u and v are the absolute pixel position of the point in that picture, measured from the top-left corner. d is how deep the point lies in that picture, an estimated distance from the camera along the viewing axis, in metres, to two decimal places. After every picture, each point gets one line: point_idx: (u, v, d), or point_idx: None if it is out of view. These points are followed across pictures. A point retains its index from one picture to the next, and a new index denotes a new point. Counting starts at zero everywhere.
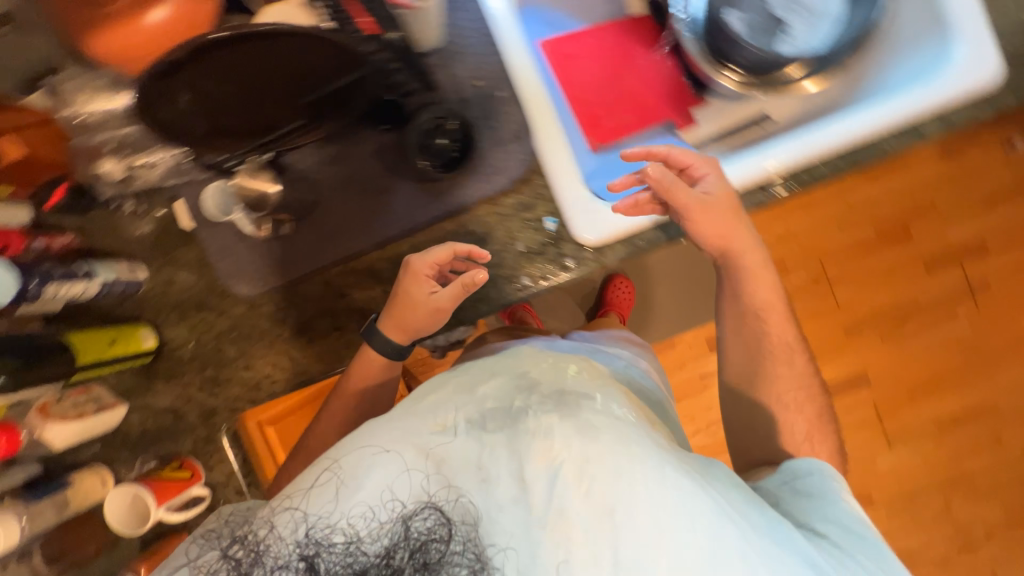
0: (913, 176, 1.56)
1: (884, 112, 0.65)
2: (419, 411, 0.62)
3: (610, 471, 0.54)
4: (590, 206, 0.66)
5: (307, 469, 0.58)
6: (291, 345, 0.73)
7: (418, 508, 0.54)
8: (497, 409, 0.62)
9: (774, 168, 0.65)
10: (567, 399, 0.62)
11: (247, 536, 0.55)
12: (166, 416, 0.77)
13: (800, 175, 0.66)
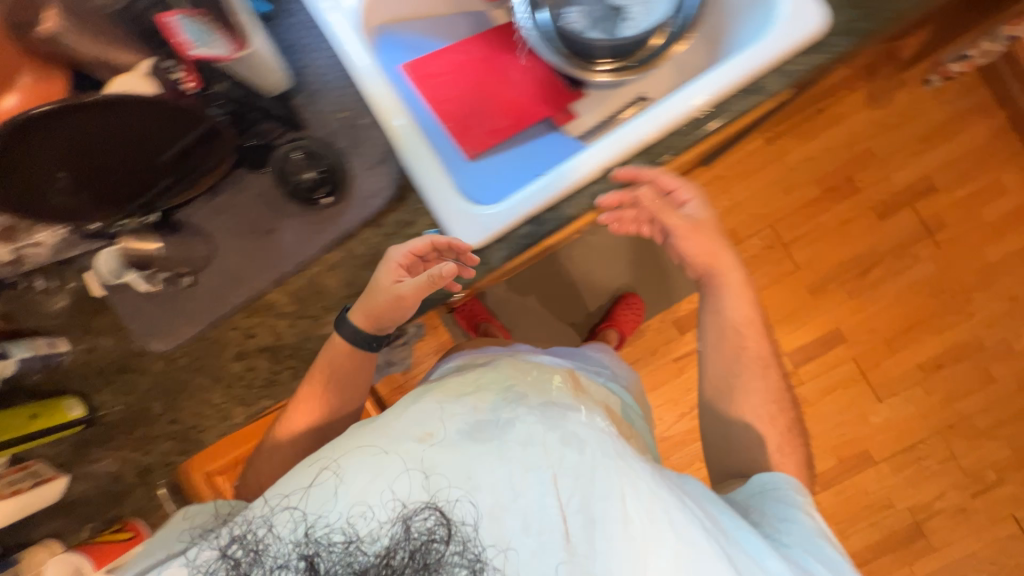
0: (847, 129, 1.57)
1: (719, 74, 0.65)
2: (417, 410, 0.59)
3: (610, 480, 0.54)
4: (465, 212, 0.68)
5: (305, 467, 0.56)
6: (211, 393, 0.76)
7: (418, 508, 0.51)
8: (496, 414, 0.59)
9: (624, 148, 0.67)
10: (564, 410, 0.61)
11: (247, 535, 0.53)
12: (105, 482, 0.79)
13: (651, 150, 0.67)
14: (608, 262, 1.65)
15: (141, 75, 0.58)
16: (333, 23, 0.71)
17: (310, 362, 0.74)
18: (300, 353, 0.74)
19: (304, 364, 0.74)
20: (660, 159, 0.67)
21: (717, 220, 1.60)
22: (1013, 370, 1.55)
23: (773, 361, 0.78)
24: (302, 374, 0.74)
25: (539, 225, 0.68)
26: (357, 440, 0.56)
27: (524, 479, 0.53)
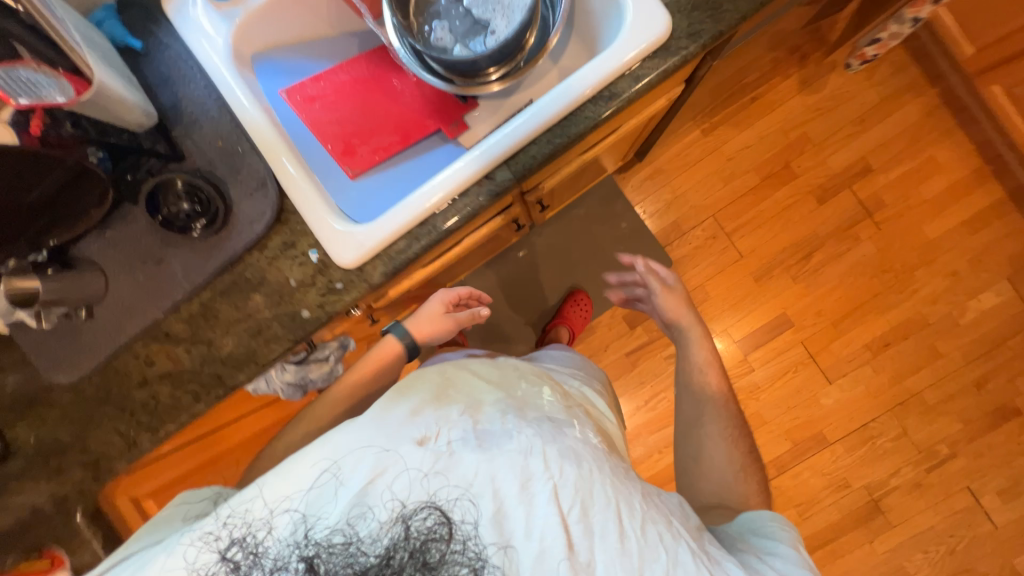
0: (782, 115, 1.58)
1: (573, 82, 0.68)
2: (413, 417, 0.59)
3: (604, 499, 0.56)
4: (341, 232, 0.70)
5: (303, 466, 0.57)
6: (117, 420, 0.77)
7: (418, 508, 0.54)
8: (496, 424, 0.60)
9: (489, 158, 0.68)
10: (559, 427, 0.63)
11: (247, 538, 0.55)
12: (20, 514, 0.79)
13: (516, 159, 0.69)
14: (556, 262, 1.67)
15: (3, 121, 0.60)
16: (207, 58, 0.75)
17: (208, 385, 0.75)
18: (199, 376, 0.75)
19: (203, 387, 0.75)
20: (524, 167, 0.69)
21: (659, 213, 1.63)
22: (959, 344, 1.56)
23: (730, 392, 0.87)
24: (202, 398, 0.76)
25: (414, 240, 0.70)
26: (360, 438, 0.57)
27: (521, 498, 0.55)
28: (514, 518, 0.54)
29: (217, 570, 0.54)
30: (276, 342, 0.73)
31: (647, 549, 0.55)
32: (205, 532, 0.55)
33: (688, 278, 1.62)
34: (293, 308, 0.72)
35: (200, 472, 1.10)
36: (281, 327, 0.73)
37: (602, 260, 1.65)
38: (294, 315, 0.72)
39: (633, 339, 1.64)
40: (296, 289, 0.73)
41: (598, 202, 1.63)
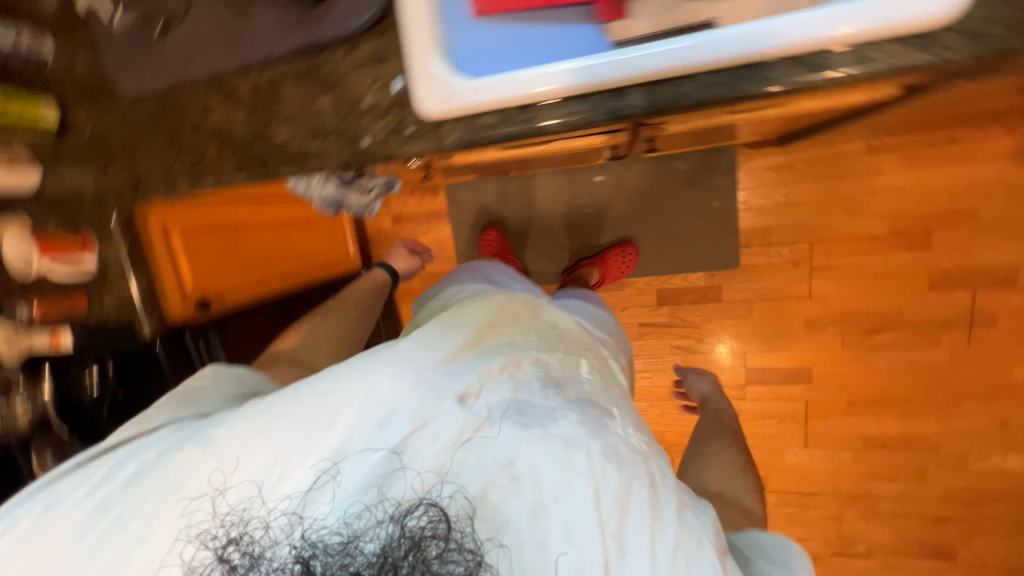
0: (968, 174, 1.29)
1: (790, 26, 0.51)
2: (441, 378, 0.63)
3: (628, 494, 0.59)
4: (435, 76, 0.60)
5: (298, 468, 0.59)
6: (164, 151, 0.78)
7: (414, 505, 0.56)
8: (526, 402, 0.64)
9: (633, 73, 0.55)
10: (594, 415, 0.66)
11: (243, 537, 0.58)
12: (70, 191, 0.86)
13: (663, 89, 0.55)
14: (625, 205, 1.55)
15: None
16: None
17: (252, 163, 0.73)
18: (246, 150, 0.73)
19: (246, 162, 0.73)
20: (663, 101, 0.55)
21: (759, 211, 1.44)
22: (950, 480, 1.50)
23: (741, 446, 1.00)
24: (243, 172, 0.74)
25: (505, 123, 0.61)
26: (372, 419, 0.60)
27: (547, 484, 0.58)
28: (544, 504, 0.57)
29: (214, 569, 0.57)
30: (326, 155, 0.69)
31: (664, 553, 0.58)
32: (203, 530, 0.58)
33: (742, 288, 1.50)
34: (355, 131, 0.67)
35: (232, 230, 1.15)
36: (338, 143, 0.68)
37: (671, 227, 1.52)
38: (353, 139, 0.67)
39: (652, 314, 1.59)
40: (365, 112, 0.66)
41: (704, 167, 1.44)
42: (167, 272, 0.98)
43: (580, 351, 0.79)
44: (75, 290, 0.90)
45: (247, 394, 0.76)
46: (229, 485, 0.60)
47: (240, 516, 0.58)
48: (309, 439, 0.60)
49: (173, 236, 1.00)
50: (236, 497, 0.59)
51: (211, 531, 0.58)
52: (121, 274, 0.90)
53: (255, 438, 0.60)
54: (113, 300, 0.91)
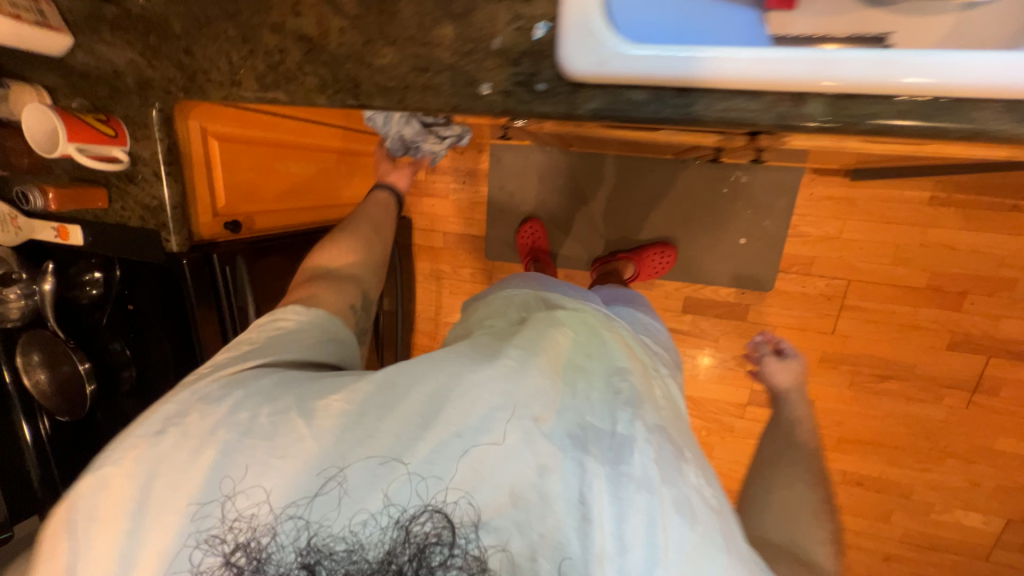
0: (1022, 246, 1.28)
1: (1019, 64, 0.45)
2: (502, 391, 0.57)
3: (692, 556, 0.52)
4: (591, 29, 0.52)
5: (305, 475, 0.55)
6: (232, 46, 0.67)
7: (419, 514, 0.53)
8: (591, 431, 0.57)
9: (823, 79, 0.48)
10: (665, 455, 0.57)
11: (250, 544, 0.54)
12: (107, 69, 0.74)
13: (850, 105, 0.49)
14: (674, 205, 1.49)
15: None
16: None
17: (340, 83, 0.64)
18: (336, 69, 0.63)
19: (334, 82, 0.64)
20: (846, 120, 0.49)
21: (806, 239, 1.42)
22: (912, 526, 1.59)
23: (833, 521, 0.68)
24: (326, 92, 0.64)
25: (656, 103, 0.54)
26: (436, 425, 0.56)
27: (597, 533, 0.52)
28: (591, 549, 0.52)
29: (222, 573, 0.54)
30: (434, 94, 0.60)
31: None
32: (210, 536, 0.54)
33: (768, 311, 1.50)
34: (475, 75, 0.58)
35: (273, 148, 1.04)
36: (450, 83, 0.59)
37: (715, 237, 1.48)
38: (471, 83, 0.59)
39: (674, 320, 1.58)
40: (493, 54, 0.57)
41: (764, 183, 1.40)
42: (201, 181, 0.86)
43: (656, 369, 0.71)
44: (99, 183, 0.80)
45: (322, 338, 0.72)
46: (236, 492, 0.55)
47: (245, 522, 0.54)
48: (338, 437, 0.56)
49: (211, 142, 0.87)
50: (243, 503, 0.55)
51: (218, 533, 0.54)
52: (157, 177, 0.78)
53: (263, 446, 0.56)
54: (138, 204, 0.80)
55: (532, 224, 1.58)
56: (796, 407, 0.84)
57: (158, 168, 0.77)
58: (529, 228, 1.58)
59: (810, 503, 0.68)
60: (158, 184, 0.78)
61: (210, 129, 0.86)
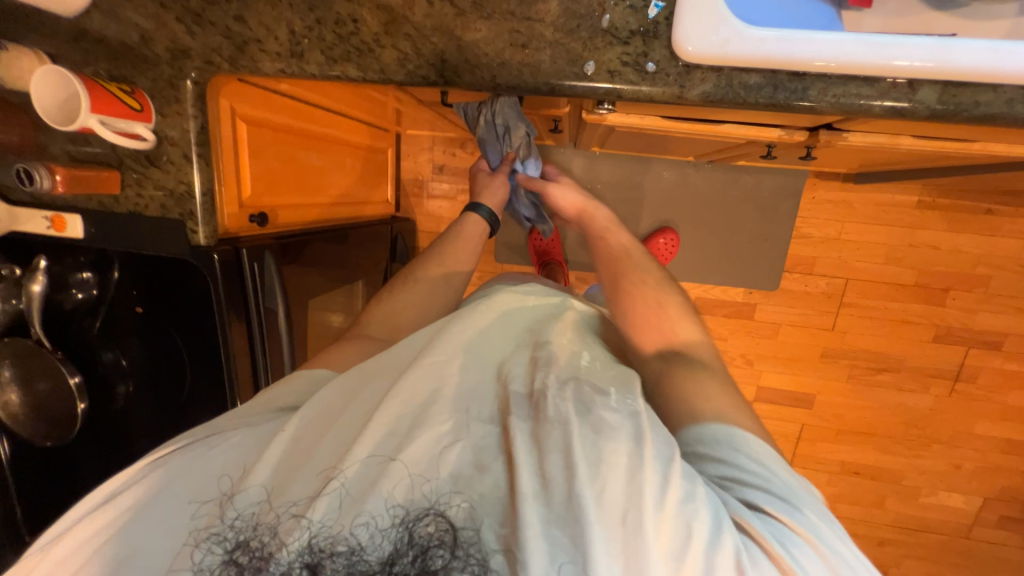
0: (994, 246, 1.42)
1: None
2: (416, 373, 0.57)
3: (622, 471, 0.47)
4: (710, 9, 0.52)
5: (283, 473, 0.50)
6: (295, 14, 0.60)
7: (420, 512, 0.46)
8: (512, 393, 0.57)
9: (941, 66, 0.49)
10: (581, 395, 0.56)
11: (252, 541, 0.46)
12: (131, 34, 0.64)
13: (961, 95, 0.51)
14: (685, 208, 1.51)
15: None
16: None
17: (424, 58, 0.59)
18: (420, 42, 0.58)
19: (416, 56, 0.59)
20: (956, 105, 0.51)
21: (809, 240, 1.49)
22: (902, 511, 1.68)
23: (670, 287, 0.75)
24: (406, 67, 0.59)
25: (771, 87, 0.53)
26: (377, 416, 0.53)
27: (522, 478, 0.47)
28: (520, 495, 0.46)
29: None
30: (532, 73, 0.57)
31: (681, 548, 0.44)
32: (207, 529, 0.47)
33: (774, 310, 1.56)
34: (579, 54, 0.56)
35: (296, 137, 0.95)
36: (551, 62, 0.57)
37: (724, 238, 1.52)
38: (575, 62, 0.56)
39: None
40: (600, 33, 0.55)
41: (771, 186, 1.46)
42: (227, 168, 0.77)
43: (582, 337, 0.72)
44: (109, 165, 0.68)
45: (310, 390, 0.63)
46: (236, 488, 0.50)
47: (246, 522, 0.47)
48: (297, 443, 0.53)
49: (241, 126, 0.79)
50: (244, 502, 0.48)
51: (218, 530, 0.47)
52: (186, 158, 0.68)
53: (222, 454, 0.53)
54: (158, 189, 0.69)
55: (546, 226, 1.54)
56: (600, 215, 0.89)
57: (188, 150, 0.68)
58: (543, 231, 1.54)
59: (653, 300, 0.73)
60: (187, 168, 0.69)
61: (240, 112, 0.78)
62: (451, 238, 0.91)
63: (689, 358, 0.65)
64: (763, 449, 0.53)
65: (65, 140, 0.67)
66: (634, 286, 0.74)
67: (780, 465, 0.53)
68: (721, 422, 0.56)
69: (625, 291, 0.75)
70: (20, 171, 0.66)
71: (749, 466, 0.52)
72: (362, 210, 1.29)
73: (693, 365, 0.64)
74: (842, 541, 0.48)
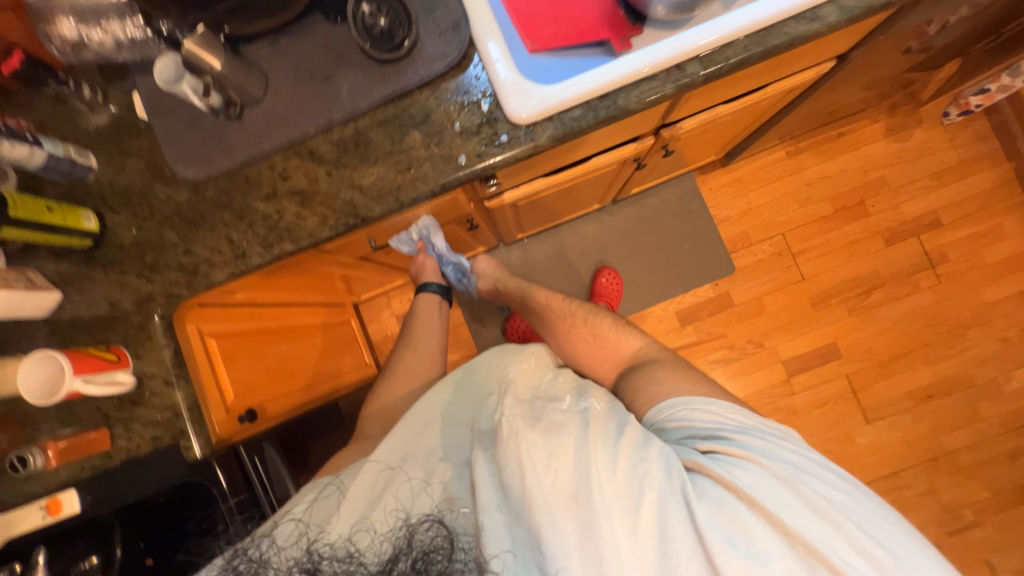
0: (866, 155, 1.64)
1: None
2: (399, 434, 0.70)
3: (573, 458, 0.54)
4: (523, 87, 0.70)
5: (313, 492, 0.64)
6: (231, 229, 0.74)
7: (423, 520, 0.53)
8: (477, 428, 0.64)
9: (688, 49, 0.69)
10: (536, 408, 0.63)
11: (250, 550, 0.53)
12: (103, 306, 0.75)
13: (711, 59, 0.71)
14: (620, 246, 1.66)
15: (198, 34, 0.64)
16: None
17: (340, 211, 0.73)
18: (331, 201, 0.73)
19: (334, 213, 0.73)
20: (715, 65, 0.70)
21: (731, 220, 1.65)
22: (1001, 412, 1.56)
23: (604, 318, 0.94)
24: (330, 223, 0.73)
25: (591, 111, 0.71)
26: (369, 468, 0.65)
27: (482, 492, 0.53)
28: (483, 510, 0.52)
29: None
30: (424, 183, 0.72)
31: (637, 501, 0.55)
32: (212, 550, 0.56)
33: (747, 288, 1.63)
34: (450, 154, 0.72)
35: (261, 336, 1.03)
36: (433, 170, 0.72)
37: (666, 252, 1.66)
38: (450, 161, 0.72)
39: (680, 337, 1.62)
40: (458, 135, 0.72)
41: (674, 197, 1.66)
42: (209, 383, 0.82)
43: (553, 367, 0.81)
44: (99, 423, 0.73)
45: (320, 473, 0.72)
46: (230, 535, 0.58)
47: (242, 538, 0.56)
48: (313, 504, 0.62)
49: (210, 340, 0.86)
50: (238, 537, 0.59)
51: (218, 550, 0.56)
52: (167, 382, 0.75)
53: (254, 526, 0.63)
54: (147, 425, 0.74)
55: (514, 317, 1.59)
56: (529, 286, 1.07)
57: (168, 374, 0.75)
58: (513, 323, 1.57)
59: (588, 332, 0.91)
60: (171, 390, 0.75)
61: (207, 330, 0.86)
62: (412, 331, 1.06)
63: (640, 365, 0.84)
64: (709, 406, 0.70)
65: (55, 422, 0.72)
66: (571, 330, 0.92)
67: (729, 413, 0.69)
68: (675, 395, 0.74)
69: (567, 338, 0.92)
70: (9, 462, 0.68)
71: (701, 422, 0.69)
72: (344, 379, 1.33)
73: (643, 367, 0.82)
74: (779, 449, 0.63)
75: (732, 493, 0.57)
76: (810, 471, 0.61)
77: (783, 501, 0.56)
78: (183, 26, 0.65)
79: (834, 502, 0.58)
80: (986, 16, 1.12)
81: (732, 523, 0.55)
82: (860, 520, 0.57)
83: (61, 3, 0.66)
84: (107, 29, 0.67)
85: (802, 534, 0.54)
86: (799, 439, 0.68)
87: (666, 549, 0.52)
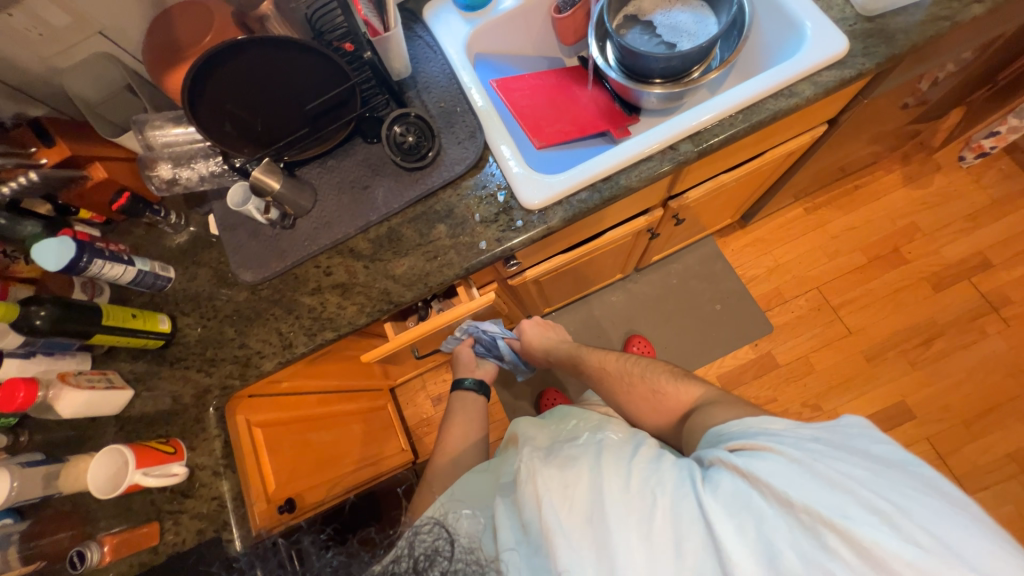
0: (889, 203, 1.63)
1: (770, 79, 0.77)
2: (450, 486, 0.78)
3: (587, 485, 0.61)
4: (532, 178, 0.79)
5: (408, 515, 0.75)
6: (280, 322, 0.83)
7: (424, 523, 0.60)
8: (502, 482, 0.72)
9: (705, 120, 0.77)
10: (557, 452, 0.70)
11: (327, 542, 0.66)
12: (165, 401, 0.83)
13: (720, 134, 0.78)
14: (648, 314, 1.64)
15: (265, 167, 0.77)
16: (445, 44, 0.90)
17: (376, 299, 0.81)
18: (368, 290, 0.81)
19: (371, 301, 0.81)
20: (708, 143, 0.78)
21: (760, 278, 1.63)
22: None
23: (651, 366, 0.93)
24: (367, 310, 0.81)
25: (595, 194, 0.78)
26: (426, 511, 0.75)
27: (502, 531, 0.61)
28: (503, 542, 0.59)
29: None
30: (450, 269, 0.79)
31: (650, 510, 0.58)
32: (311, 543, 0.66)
33: (791, 347, 1.55)
34: (472, 241, 0.80)
35: (304, 423, 1.06)
36: (458, 257, 0.80)
37: (697, 316, 1.63)
38: (472, 247, 0.79)
39: None
40: (478, 224, 0.80)
41: (697, 261, 1.66)
42: (252, 474, 0.85)
43: (575, 416, 0.84)
44: (151, 517, 0.76)
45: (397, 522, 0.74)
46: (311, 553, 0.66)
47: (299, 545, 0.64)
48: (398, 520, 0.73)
49: (255, 431, 0.90)
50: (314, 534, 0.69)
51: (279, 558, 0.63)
52: (216, 473, 0.79)
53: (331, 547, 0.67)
54: (194, 517, 0.77)
55: (547, 393, 1.55)
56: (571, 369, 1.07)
57: (217, 464, 0.79)
58: (548, 398, 1.54)
59: (647, 390, 0.89)
60: (219, 481, 0.78)
61: (254, 420, 0.91)
62: (457, 415, 1.04)
63: (698, 407, 0.80)
64: (754, 418, 0.67)
65: (113, 517, 0.76)
66: (632, 390, 0.91)
67: (768, 422, 0.65)
68: (714, 424, 0.72)
69: (628, 400, 0.91)
70: (71, 557, 0.71)
71: (740, 424, 0.67)
72: (380, 466, 1.32)
73: (701, 410, 0.78)
74: (801, 438, 0.60)
75: (750, 482, 0.57)
76: (833, 453, 0.57)
77: (803, 483, 0.53)
78: (252, 159, 0.79)
79: (857, 479, 0.53)
80: (974, 69, 1.17)
81: (747, 515, 0.54)
82: (884, 491, 0.52)
83: (164, 153, 0.85)
84: (196, 167, 0.87)
85: (807, 504, 0.52)
86: (841, 420, 0.63)
87: (679, 550, 0.54)
